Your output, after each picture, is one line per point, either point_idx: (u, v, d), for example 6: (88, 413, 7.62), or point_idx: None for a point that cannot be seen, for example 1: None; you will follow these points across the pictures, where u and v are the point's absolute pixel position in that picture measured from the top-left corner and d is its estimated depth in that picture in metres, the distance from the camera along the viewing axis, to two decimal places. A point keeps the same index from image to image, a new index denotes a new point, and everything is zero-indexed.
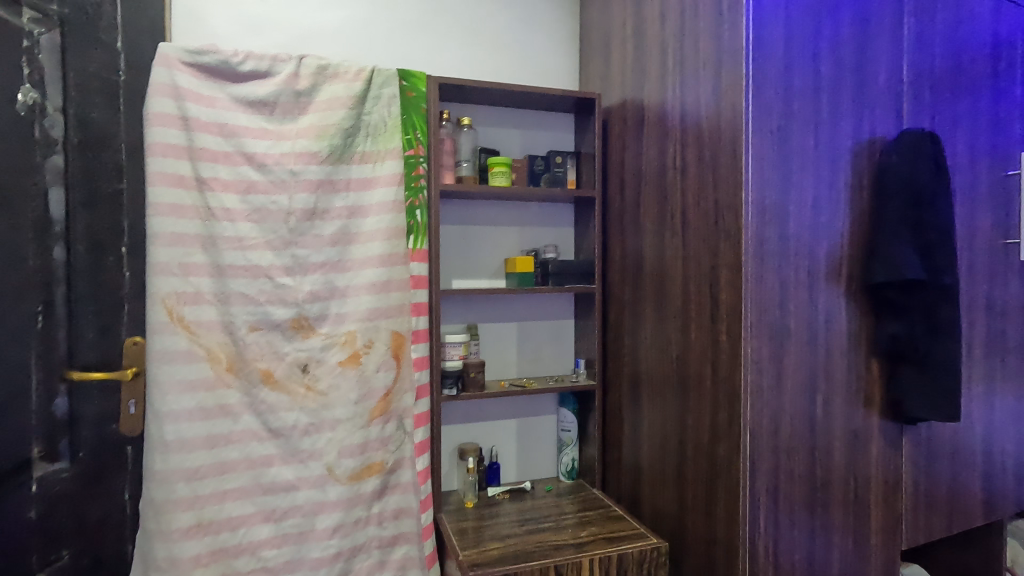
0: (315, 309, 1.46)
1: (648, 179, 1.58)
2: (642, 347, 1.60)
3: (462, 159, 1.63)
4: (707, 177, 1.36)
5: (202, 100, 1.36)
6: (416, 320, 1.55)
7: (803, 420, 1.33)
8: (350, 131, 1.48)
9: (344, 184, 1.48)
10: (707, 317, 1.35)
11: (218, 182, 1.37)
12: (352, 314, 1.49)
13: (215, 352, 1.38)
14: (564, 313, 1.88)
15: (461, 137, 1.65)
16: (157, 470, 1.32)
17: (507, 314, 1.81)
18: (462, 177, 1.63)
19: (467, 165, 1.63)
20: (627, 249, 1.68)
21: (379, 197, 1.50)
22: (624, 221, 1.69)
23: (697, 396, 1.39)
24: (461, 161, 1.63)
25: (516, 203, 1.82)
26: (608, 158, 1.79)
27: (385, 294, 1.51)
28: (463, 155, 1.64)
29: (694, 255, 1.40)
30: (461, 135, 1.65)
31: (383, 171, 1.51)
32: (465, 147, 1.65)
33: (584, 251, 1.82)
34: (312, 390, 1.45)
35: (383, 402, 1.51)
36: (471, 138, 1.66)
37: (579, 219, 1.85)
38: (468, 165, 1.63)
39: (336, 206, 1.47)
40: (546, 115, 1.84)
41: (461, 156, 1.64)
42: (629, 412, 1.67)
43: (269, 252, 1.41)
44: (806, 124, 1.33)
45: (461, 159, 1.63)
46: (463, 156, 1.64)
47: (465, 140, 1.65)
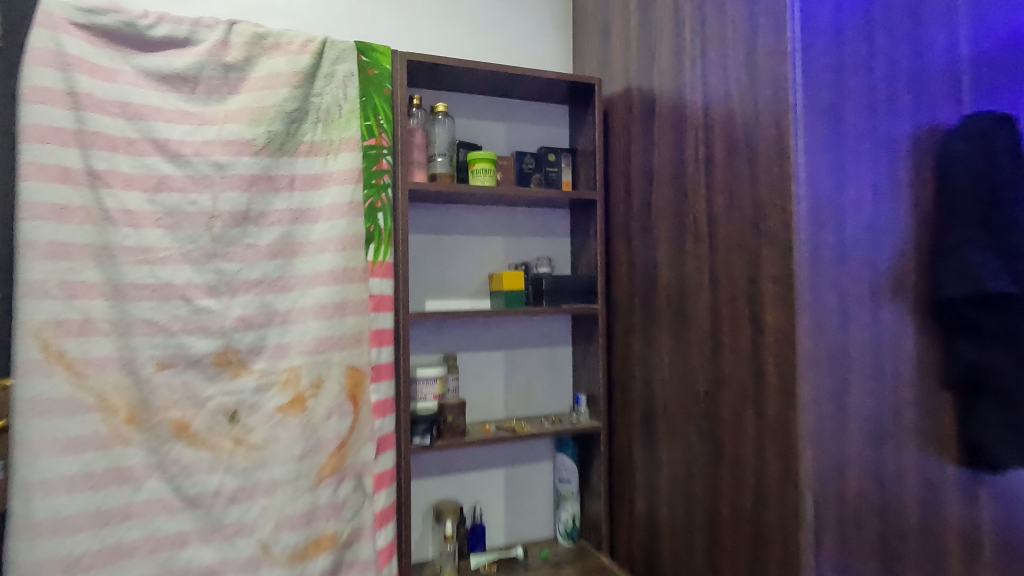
0: (248, 340, 1.14)
1: (661, 175, 1.31)
2: (657, 379, 1.31)
3: (437, 153, 1.36)
4: (742, 169, 1.08)
5: (98, 72, 1.06)
6: (374, 352, 1.23)
7: (879, 480, 1.00)
8: (295, 116, 1.18)
9: (286, 182, 1.17)
10: (746, 345, 1.07)
11: (117, 176, 1.06)
12: (296, 345, 1.17)
13: (109, 399, 1.05)
14: (560, 338, 1.58)
15: (436, 127, 1.38)
16: (21, 562, 0.97)
17: (493, 340, 1.51)
18: (436, 175, 1.34)
19: (442, 161, 1.35)
20: (635, 261, 1.40)
21: (332, 198, 1.20)
22: (632, 227, 1.41)
23: (734, 443, 1.10)
24: (434, 156, 1.35)
25: (503, 210, 1.54)
26: (609, 156, 1.52)
27: (339, 320, 1.20)
28: (438, 148, 1.36)
29: (725, 267, 1.12)
30: (436, 125, 1.37)
31: (336, 167, 1.21)
32: (440, 138, 1.37)
33: (582, 266, 1.54)
34: (242, 445, 1.13)
35: (336, 457, 1.19)
36: (448, 129, 1.39)
37: (575, 227, 1.57)
38: (445, 161, 1.35)
39: (274, 209, 1.16)
40: (536, 106, 1.58)
41: (436, 150, 1.36)
42: (643, 461, 1.37)
43: (185, 267, 1.10)
44: (861, 95, 1.03)
45: (435, 154, 1.35)
46: (438, 150, 1.36)
47: (440, 131, 1.37)
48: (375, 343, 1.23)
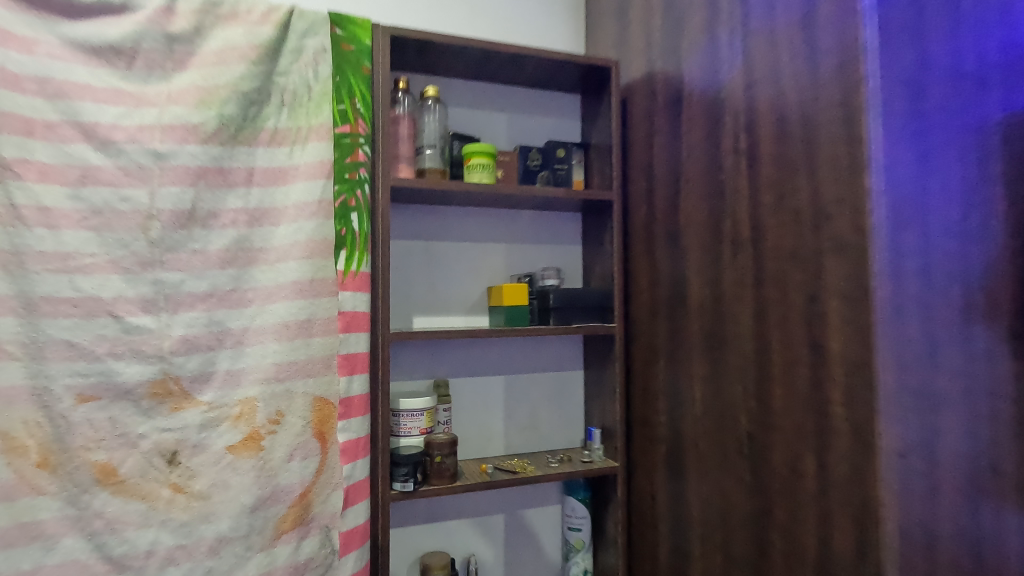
0: (192, 366, 0.95)
1: (690, 171, 1.10)
2: (688, 415, 1.09)
3: (427, 144, 1.16)
4: (797, 160, 0.87)
5: (13, 41, 0.86)
6: (342, 382, 1.03)
7: None
8: (254, 97, 0.99)
9: (242, 176, 0.98)
10: (808, 379, 0.85)
11: (30, 166, 0.86)
12: (251, 372, 0.98)
13: (14, 439, 0.84)
14: (570, 361, 1.37)
15: (426, 113, 1.18)
16: None
17: (491, 363, 1.30)
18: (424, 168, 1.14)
19: (432, 153, 1.15)
20: (659, 272, 1.19)
21: (298, 196, 1.01)
22: (655, 233, 1.20)
23: (788, 502, 0.88)
24: (423, 146, 1.15)
25: (504, 213, 1.34)
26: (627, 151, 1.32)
27: (304, 341, 1.01)
28: (428, 139, 1.16)
29: (774, 281, 0.91)
30: (426, 112, 1.18)
31: (303, 159, 1.02)
32: (430, 128, 1.17)
33: (596, 278, 1.33)
34: (183, 494, 0.93)
35: (298, 507, 0.99)
36: (440, 116, 1.19)
37: (587, 233, 1.37)
38: (435, 153, 1.15)
39: (227, 208, 0.97)
40: (543, 95, 1.38)
41: (425, 140, 1.16)
42: (668, 512, 1.15)
43: (115, 278, 0.91)
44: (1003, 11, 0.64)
45: (424, 144, 1.16)
46: (428, 141, 1.16)
47: (430, 119, 1.18)
48: (342, 372, 1.04)
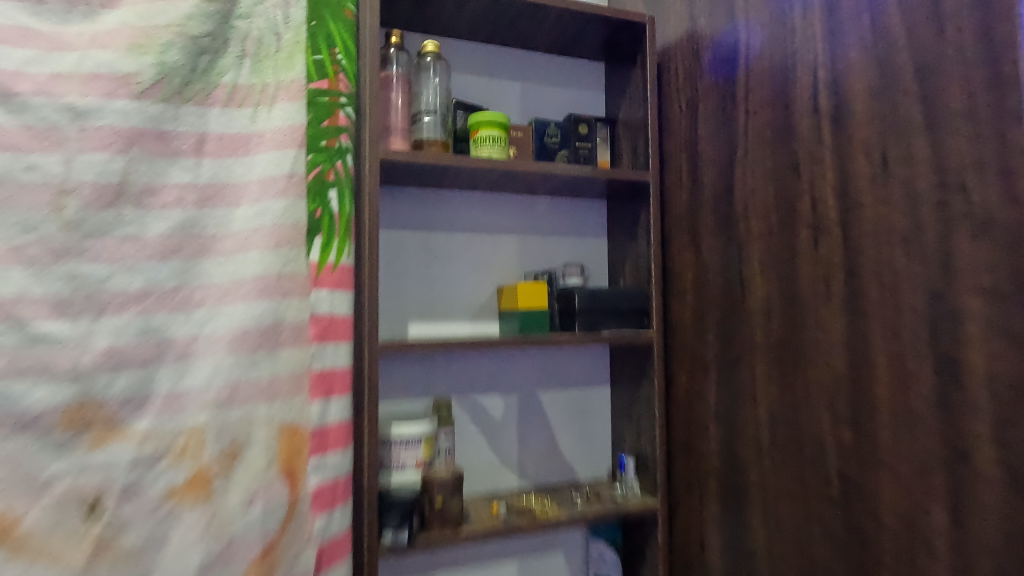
0: (121, 386, 0.73)
1: (748, 142, 0.90)
2: (750, 444, 0.88)
3: (425, 109, 0.95)
4: (914, 114, 0.66)
5: None
6: (313, 407, 0.82)
7: None
8: (206, 44, 0.78)
9: (190, 144, 0.78)
10: (934, 403, 0.63)
11: None
12: (199, 393, 0.76)
13: None
14: (594, 375, 1.16)
15: (425, 74, 0.98)
16: None
17: (502, 377, 1.09)
18: (422, 140, 0.94)
19: (431, 121, 0.94)
20: (707, 268, 0.98)
21: (262, 169, 0.80)
22: (702, 220, 0.99)
23: (910, 564, 0.66)
24: (420, 113, 0.95)
25: (517, 200, 1.13)
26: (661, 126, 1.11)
27: (269, 352, 0.79)
28: (427, 104, 0.96)
29: (877, 275, 0.70)
30: (424, 73, 0.97)
31: (269, 124, 0.81)
32: (429, 91, 0.97)
33: (625, 276, 1.12)
34: (107, 554, 0.70)
35: (259, 567, 0.77)
36: (441, 78, 0.99)
37: (615, 223, 1.16)
38: (435, 122, 0.95)
39: (170, 184, 0.76)
40: (562, 61, 1.18)
41: (424, 105, 0.95)
42: (726, 565, 0.93)
43: (16, 271, 0.68)
44: None
45: (422, 110, 0.95)
46: (427, 106, 0.96)
47: (430, 81, 0.97)
48: (313, 395, 0.82)
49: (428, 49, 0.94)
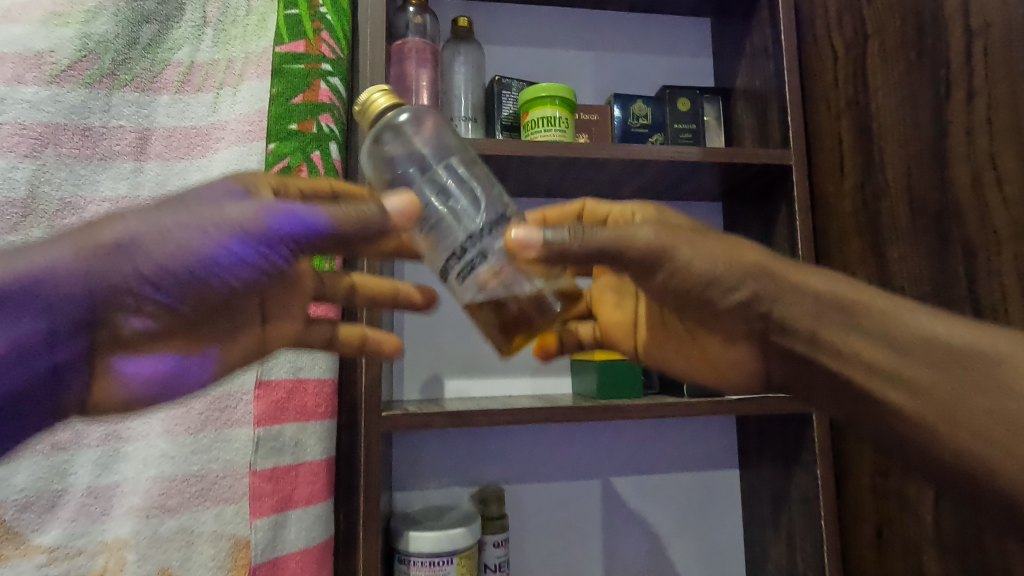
0: (23, 481, 0.51)
1: (984, 67, 0.52)
2: None
3: (460, 251, 0.37)
4: None
5: None
6: (254, 533, 0.52)
7: None
8: (151, 10, 0.58)
9: (129, 144, 0.57)
10: None
11: None
12: (129, 491, 0.53)
13: None
14: (713, 453, 0.81)
15: (389, 158, 0.41)
16: None
17: (578, 456, 0.77)
18: (459, 296, 0.39)
19: (499, 277, 0.38)
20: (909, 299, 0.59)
21: (223, 172, 0.57)
22: (891, 227, 0.62)
23: None
24: (444, 262, 0.37)
25: None
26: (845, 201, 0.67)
27: (219, 435, 0.54)
28: (502, 233, 0.38)
29: None
30: (401, 147, 0.41)
31: (233, 110, 0.59)
32: (448, 180, 0.39)
33: None
34: None
35: None
36: (467, 176, 0.40)
37: (738, 232, 0.81)
38: (506, 278, 0.38)
39: (99, 199, 0.56)
40: (652, 22, 0.87)
41: (500, 229, 0.38)
42: None
43: None
44: None
45: (464, 229, 0.37)
46: (479, 221, 0.38)
47: (428, 171, 0.39)
48: (260, 510, 0.53)
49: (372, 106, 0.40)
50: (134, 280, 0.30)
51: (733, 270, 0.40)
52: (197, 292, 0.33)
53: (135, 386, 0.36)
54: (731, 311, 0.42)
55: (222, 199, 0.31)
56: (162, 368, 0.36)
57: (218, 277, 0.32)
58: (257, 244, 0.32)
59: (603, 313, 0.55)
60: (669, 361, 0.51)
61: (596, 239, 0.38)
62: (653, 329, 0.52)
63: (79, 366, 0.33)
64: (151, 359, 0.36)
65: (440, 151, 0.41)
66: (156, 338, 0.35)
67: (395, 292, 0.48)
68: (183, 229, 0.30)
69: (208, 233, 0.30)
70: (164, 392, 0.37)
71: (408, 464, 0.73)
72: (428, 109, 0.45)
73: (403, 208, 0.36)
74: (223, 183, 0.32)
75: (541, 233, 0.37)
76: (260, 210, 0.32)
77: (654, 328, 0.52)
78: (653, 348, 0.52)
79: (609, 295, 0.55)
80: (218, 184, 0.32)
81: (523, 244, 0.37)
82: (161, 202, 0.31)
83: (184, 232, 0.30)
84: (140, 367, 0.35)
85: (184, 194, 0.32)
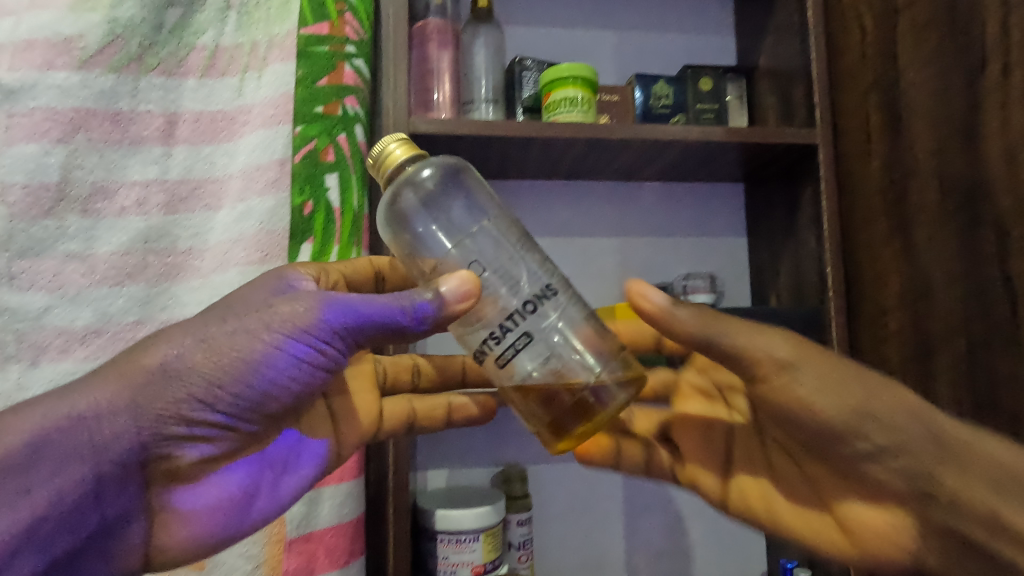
0: None
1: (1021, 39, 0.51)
2: None
3: (501, 337, 0.39)
4: None
5: None
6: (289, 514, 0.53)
7: None
8: None
9: (157, 129, 0.57)
10: None
11: None
12: None
13: None
14: None
15: (411, 222, 0.43)
16: None
17: None
18: (504, 381, 0.40)
19: (546, 364, 0.39)
20: (936, 277, 0.59)
21: (248, 157, 0.58)
22: (919, 207, 0.61)
23: None
24: (481, 342, 0.40)
25: (614, 191, 0.82)
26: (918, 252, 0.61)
27: None
28: (546, 312, 0.39)
29: None
30: (425, 208, 0.43)
31: (259, 94, 0.59)
32: (481, 255, 0.41)
33: (778, 289, 0.77)
34: None
35: None
36: (505, 243, 0.42)
37: (760, 214, 0.81)
38: (555, 361, 0.39)
39: (129, 183, 0.56)
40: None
41: (543, 306, 0.39)
42: None
43: None
44: None
45: (503, 310, 0.39)
46: (520, 297, 0.39)
47: (465, 246, 0.41)
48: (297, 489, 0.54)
49: (389, 160, 0.41)
50: (185, 398, 0.34)
51: (834, 392, 0.40)
52: (254, 406, 0.37)
53: (204, 518, 0.41)
54: (828, 441, 0.41)
55: (268, 303, 0.36)
56: (228, 492, 0.42)
57: (275, 385, 0.36)
58: (307, 345, 0.36)
59: (683, 437, 0.54)
60: (774, 514, 0.48)
61: (732, 335, 0.40)
62: (753, 478, 0.50)
63: (134, 511, 0.38)
64: (214, 486, 0.41)
65: (479, 223, 0.43)
66: (205, 463, 0.39)
67: (449, 403, 0.55)
68: (233, 342, 0.35)
69: (257, 343, 0.35)
70: (241, 511, 0.43)
71: (432, 445, 0.74)
72: (464, 166, 0.46)
73: (459, 288, 0.37)
74: (272, 288, 0.38)
75: (664, 299, 0.42)
76: (310, 313, 0.36)
77: (761, 479, 0.49)
78: (748, 500, 0.49)
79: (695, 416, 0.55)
80: (265, 288, 0.38)
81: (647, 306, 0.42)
82: (210, 311, 0.36)
83: (233, 346, 0.35)
84: (205, 497, 0.41)
85: (237, 297, 0.37)
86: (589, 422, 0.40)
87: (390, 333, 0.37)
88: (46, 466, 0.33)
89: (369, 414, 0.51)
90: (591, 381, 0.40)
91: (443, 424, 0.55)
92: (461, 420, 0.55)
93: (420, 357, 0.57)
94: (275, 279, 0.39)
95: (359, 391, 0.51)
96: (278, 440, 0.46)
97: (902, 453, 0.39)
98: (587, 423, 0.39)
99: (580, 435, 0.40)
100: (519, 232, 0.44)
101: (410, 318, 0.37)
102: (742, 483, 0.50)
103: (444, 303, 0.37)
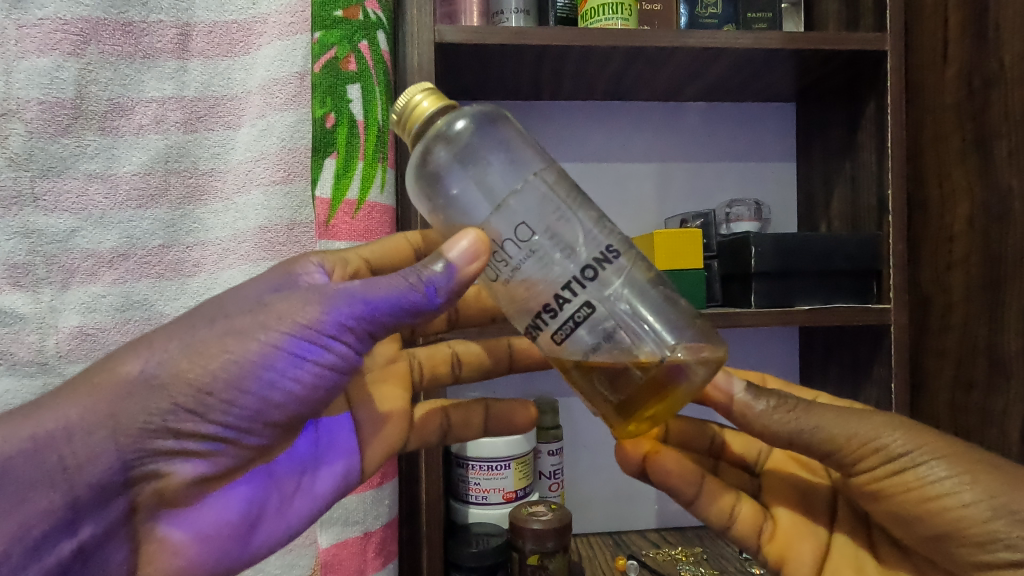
0: None
1: None
2: None
3: (558, 310, 0.35)
4: None
5: None
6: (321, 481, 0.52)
7: None
8: None
9: (170, 40, 0.54)
10: None
11: None
12: None
13: None
14: (773, 366, 0.78)
15: (443, 178, 0.39)
16: None
17: None
18: (563, 358, 0.37)
19: (610, 337, 0.35)
20: (1014, 198, 0.53)
21: (267, 70, 0.54)
22: (1001, 117, 0.54)
23: None
24: (535, 316, 0.36)
25: (653, 112, 0.77)
26: (984, 224, 0.56)
27: None
28: (607, 277, 0.35)
29: None
30: (460, 162, 0.39)
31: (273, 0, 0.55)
32: (528, 216, 0.36)
33: (830, 216, 0.71)
34: None
35: None
36: (555, 199, 0.37)
37: (814, 137, 0.74)
38: (621, 333, 0.36)
39: (146, 99, 0.54)
40: None
41: (603, 272, 0.35)
42: None
43: None
44: None
45: (558, 279, 0.35)
46: (577, 263, 0.35)
47: (509, 207, 0.36)
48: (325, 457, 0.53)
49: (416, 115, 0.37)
50: (170, 409, 0.32)
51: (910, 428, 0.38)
52: (255, 416, 0.34)
53: (202, 548, 0.38)
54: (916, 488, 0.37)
55: (263, 301, 0.34)
56: (229, 518, 0.39)
57: (278, 388, 0.33)
58: (313, 341, 0.33)
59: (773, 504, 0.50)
60: None
61: (809, 418, 0.38)
62: (847, 551, 0.47)
63: (120, 530, 0.34)
64: (210, 513, 0.38)
65: (523, 177, 0.37)
66: (202, 485, 0.36)
67: (486, 409, 0.52)
68: (224, 343, 0.32)
69: (252, 344, 0.32)
70: (244, 536, 0.40)
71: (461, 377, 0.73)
72: (500, 115, 0.42)
73: (469, 249, 0.35)
74: (271, 283, 0.36)
75: (738, 386, 0.40)
76: (312, 307, 0.33)
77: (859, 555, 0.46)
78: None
79: (788, 486, 0.50)
80: (264, 284, 0.36)
81: (722, 389, 0.40)
82: (198, 313, 0.34)
83: (222, 348, 0.32)
84: (200, 525, 0.37)
85: (227, 296, 0.35)
86: (665, 400, 0.36)
87: (404, 317, 0.35)
88: (77, 391, 0.32)
89: (400, 419, 0.49)
90: (664, 358, 0.35)
91: (479, 430, 0.53)
92: (499, 425, 0.53)
93: (459, 346, 0.55)
94: (280, 274, 0.37)
95: (387, 394, 0.49)
96: (290, 453, 0.43)
97: (976, 479, 0.37)
98: (661, 401, 0.36)
99: (649, 414, 0.37)
100: (570, 185, 0.38)
101: (422, 295, 0.35)
102: (839, 561, 0.46)
103: (455, 269, 0.34)
